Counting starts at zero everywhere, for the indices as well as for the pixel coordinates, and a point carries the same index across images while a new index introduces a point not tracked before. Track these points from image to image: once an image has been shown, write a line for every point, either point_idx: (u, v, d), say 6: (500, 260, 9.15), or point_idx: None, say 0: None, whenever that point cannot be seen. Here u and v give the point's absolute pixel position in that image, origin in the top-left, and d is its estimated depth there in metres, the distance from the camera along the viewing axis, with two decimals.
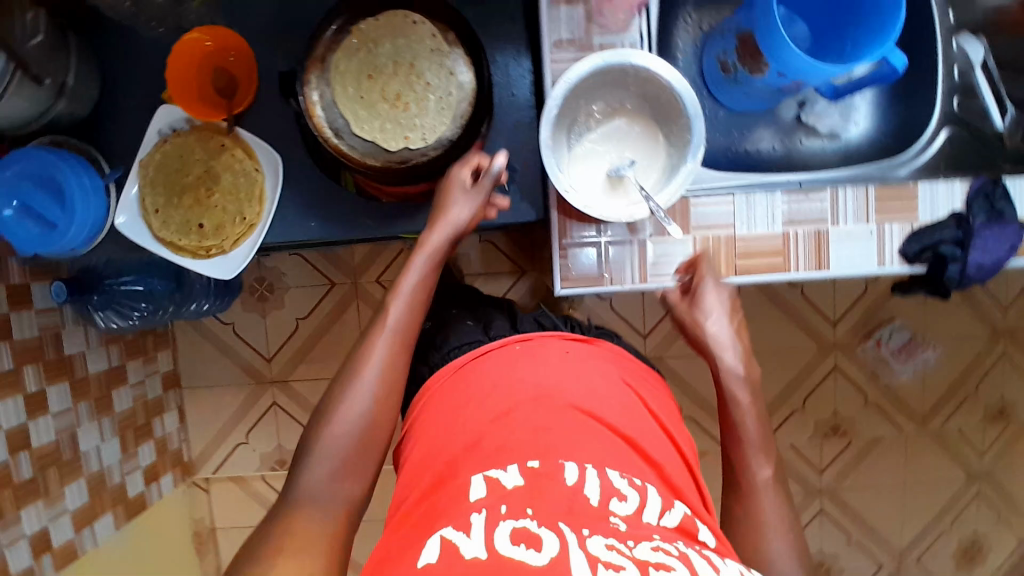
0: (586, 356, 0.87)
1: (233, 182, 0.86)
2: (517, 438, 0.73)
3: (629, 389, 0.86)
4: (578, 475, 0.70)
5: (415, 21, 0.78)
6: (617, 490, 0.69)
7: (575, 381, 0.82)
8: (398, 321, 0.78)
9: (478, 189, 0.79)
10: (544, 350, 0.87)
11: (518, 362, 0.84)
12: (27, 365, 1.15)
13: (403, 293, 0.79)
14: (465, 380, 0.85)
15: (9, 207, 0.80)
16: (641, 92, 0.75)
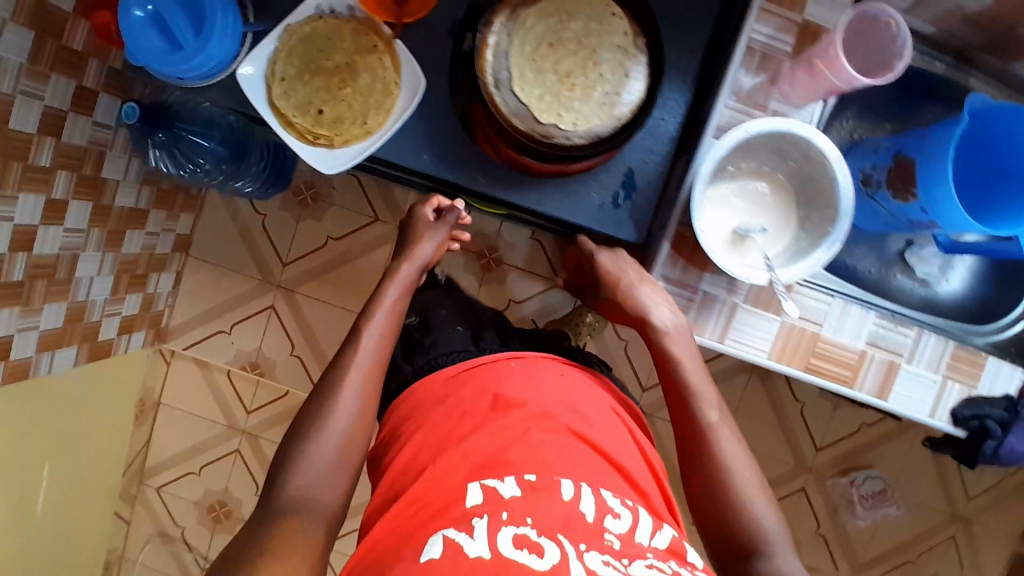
0: (576, 383, 0.90)
1: (369, 86, 0.83)
2: (500, 446, 0.76)
3: (614, 416, 0.89)
4: (573, 492, 0.72)
5: (616, 13, 0.77)
6: (611, 510, 0.72)
7: (570, 406, 0.84)
8: (365, 361, 0.87)
9: (439, 225, 1.02)
10: (531, 368, 0.89)
11: (487, 377, 0.87)
12: (62, 170, 1.08)
13: (374, 329, 0.90)
14: (443, 387, 0.88)
15: (141, 10, 0.75)
16: (797, 167, 0.75)
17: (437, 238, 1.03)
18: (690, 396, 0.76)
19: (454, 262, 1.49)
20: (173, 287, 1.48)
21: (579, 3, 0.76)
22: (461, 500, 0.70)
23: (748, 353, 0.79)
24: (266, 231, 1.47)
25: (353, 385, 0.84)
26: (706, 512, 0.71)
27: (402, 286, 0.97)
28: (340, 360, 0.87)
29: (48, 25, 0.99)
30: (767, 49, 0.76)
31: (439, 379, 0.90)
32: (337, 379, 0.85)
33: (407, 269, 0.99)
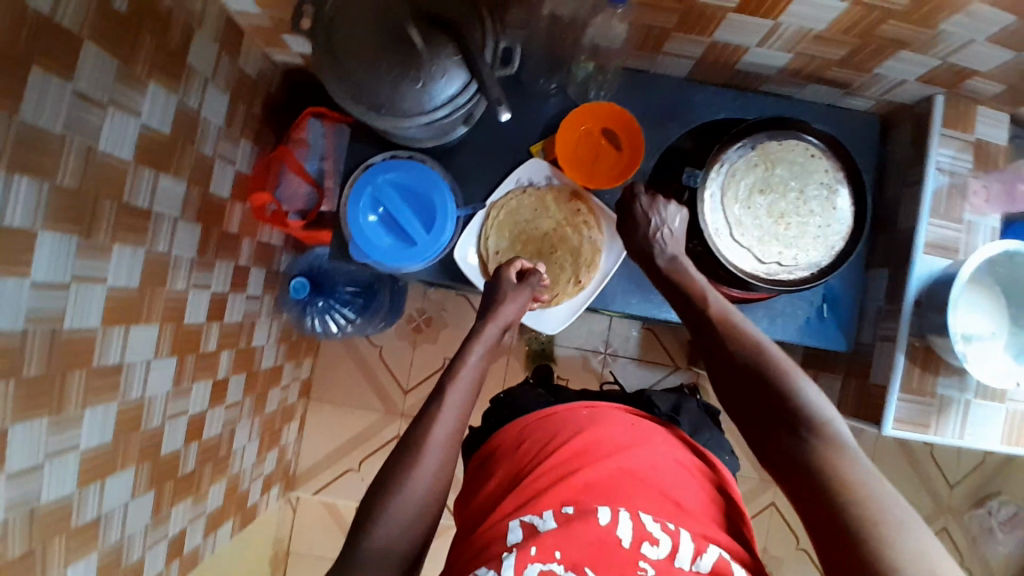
0: (652, 429, 0.73)
1: (577, 246, 0.86)
2: (562, 486, 0.64)
3: (693, 463, 0.70)
4: (610, 517, 0.60)
5: (815, 152, 0.82)
6: (648, 534, 0.59)
7: (638, 449, 0.69)
8: (457, 403, 0.70)
9: (524, 288, 0.81)
10: (607, 415, 0.74)
11: (562, 425, 0.73)
12: (225, 349, 1.07)
13: (461, 381, 0.72)
14: (534, 434, 0.73)
15: (374, 212, 0.79)
16: (1004, 278, 0.81)
17: (523, 299, 0.80)
18: (749, 360, 0.65)
19: (571, 363, 1.50)
20: (297, 433, 1.45)
21: (781, 149, 0.81)
22: (503, 536, 0.61)
23: (980, 445, 0.83)
24: (385, 360, 1.47)
25: (445, 427, 0.67)
26: (817, 498, 0.54)
27: (484, 352, 0.76)
28: (425, 414, 0.69)
29: (217, 216, 0.98)
30: (953, 167, 0.83)
31: (513, 428, 0.76)
32: (430, 416, 0.68)
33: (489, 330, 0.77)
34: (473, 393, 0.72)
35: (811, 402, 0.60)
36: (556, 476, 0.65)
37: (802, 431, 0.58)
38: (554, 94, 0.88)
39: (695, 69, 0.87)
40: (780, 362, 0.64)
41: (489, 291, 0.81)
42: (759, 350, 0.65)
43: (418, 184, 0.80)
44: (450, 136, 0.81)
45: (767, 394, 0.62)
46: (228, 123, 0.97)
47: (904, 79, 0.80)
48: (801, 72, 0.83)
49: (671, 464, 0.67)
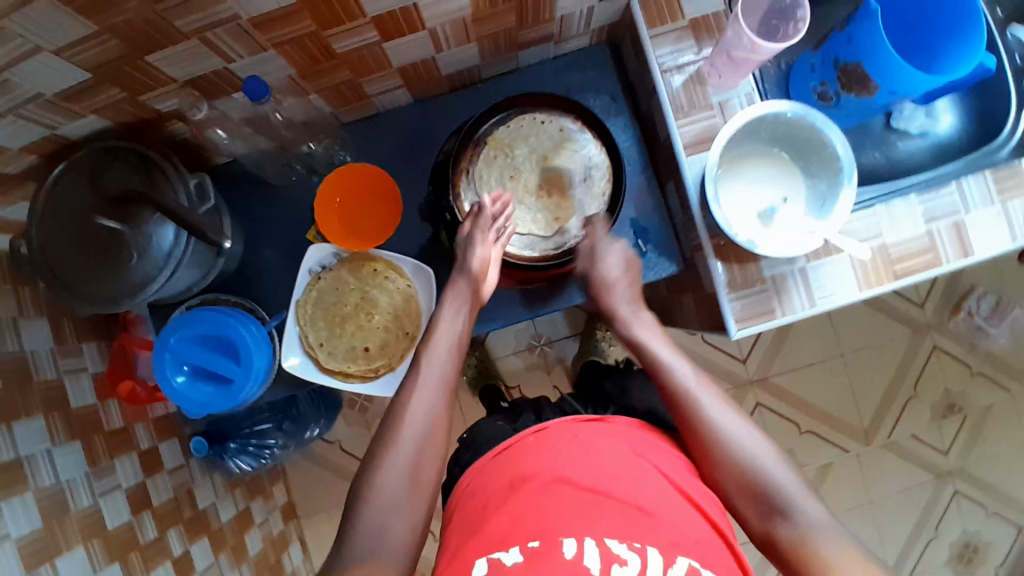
0: (597, 432, 0.71)
1: (391, 302, 0.88)
2: (524, 523, 0.61)
3: (644, 454, 0.69)
4: (576, 548, 0.58)
5: (542, 118, 0.82)
6: (616, 554, 0.58)
7: (591, 459, 0.67)
8: (425, 414, 0.68)
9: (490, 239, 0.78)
10: (555, 436, 0.71)
11: (517, 460, 0.69)
12: (170, 528, 1.10)
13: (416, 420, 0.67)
14: (493, 467, 0.70)
15: (181, 372, 0.81)
16: (774, 135, 0.78)
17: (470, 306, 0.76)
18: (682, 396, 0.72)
19: (513, 370, 1.51)
20: (304, 555, 1.47)
21: (512, 131, 0.82)
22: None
23: (837, 301, 0.81)
24: (346, 451, 1.50)
25: (410, 442, 0.66)
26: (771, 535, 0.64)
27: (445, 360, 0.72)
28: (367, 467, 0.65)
29: (92, 423, 1.02)
30: (677, 62, 0.82)
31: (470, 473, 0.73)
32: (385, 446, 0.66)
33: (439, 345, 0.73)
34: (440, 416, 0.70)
35: (722, 421, 0.70)
36: (518, 507, 0.63)
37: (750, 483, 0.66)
38: (304, 180, 0.90)
39: (413, 92, 0.88)
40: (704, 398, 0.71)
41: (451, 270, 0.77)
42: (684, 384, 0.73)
43: (209, 327, 0.82)
44: (217, 271, 0.83)
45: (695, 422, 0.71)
46: (60, 340, 1.01)
47: (589, 6, 0.80)
48: (499, 49, 0.84)
49: (630, 466, 0.66)
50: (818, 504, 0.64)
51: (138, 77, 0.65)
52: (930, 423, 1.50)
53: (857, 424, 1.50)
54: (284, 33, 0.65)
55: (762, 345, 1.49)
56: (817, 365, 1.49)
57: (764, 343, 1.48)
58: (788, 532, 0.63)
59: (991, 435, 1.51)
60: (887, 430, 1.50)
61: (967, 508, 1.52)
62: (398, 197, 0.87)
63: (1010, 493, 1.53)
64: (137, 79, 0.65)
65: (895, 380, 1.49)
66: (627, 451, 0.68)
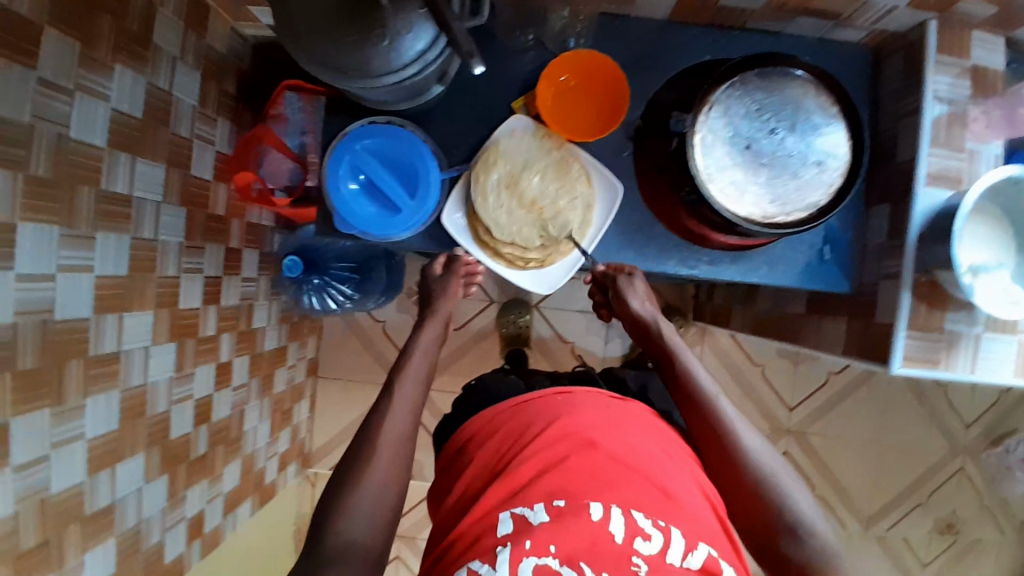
0: (623, 411, 0.78)
1: (569, 204, 0.84)
2: (548, 480, 0.66)
3: (664, 445, 0.75)
4: (602, 513, 0.63)
5: (802, 87, 0.77)
6: (642, 530, 0.62)
7: (621, 431, 0.73)
8: (409, 396, 0.77)
9: (450, 278, 0.88)
10: (578, 399, 0.78)
11: (543, 414, 0.76)
12: (225, 332, 1.07)
13: (411, 373, 0.79)
14: (524, 415, 0.77)
15: (354, 179, 0.78)
16: (1008, 204, 0.79)
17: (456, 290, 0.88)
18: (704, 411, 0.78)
19: (573, 324, 1.50)
20: (309, 412, 1.46)
21: (766, 83, 0.77)
22: (494, 527, 0.64)
23: (994, 377, 0.81)
24: (387, 334, 1.47)
25: (401, 416, 0.74)
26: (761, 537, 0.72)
27: (433, 337, 0.85)
28: (373, 417, 0.75)
29: (200, 199, 0.96)
30: (948, 95, 0.80)
31: (488, 418, 0.81)
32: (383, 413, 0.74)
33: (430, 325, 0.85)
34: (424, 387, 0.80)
35: (742, 431, 0.76)
36: (548, 463, 0.68)
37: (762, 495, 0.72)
38: (531, 48, 0.85)
39: (676, 10, 0.83)
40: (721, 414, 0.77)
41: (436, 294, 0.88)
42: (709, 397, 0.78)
43: (397, 149, 0.79)
44: (427, 96, 0.79)
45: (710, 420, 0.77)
46: (202, 102, 0.95)
47: (896, 5, 0.76)
48: (786, 4, 0.79)
49: (655, 456, 0.71)
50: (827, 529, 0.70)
51: None
52: (928, 534, 1.55)
53: (864, 508, 1.54)
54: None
55: (813, 400, 1.52)
56: (847, 440, 1.53)
57: (817, 398, 1.52)
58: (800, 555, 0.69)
59: (968, 565, 1.56)
60: (885, 524, 1.54)
61: None
62: (620, 117, 0.83)
63: None
64: None
65: (911, 481, 1.54)
66: (652, 434, 0.75)
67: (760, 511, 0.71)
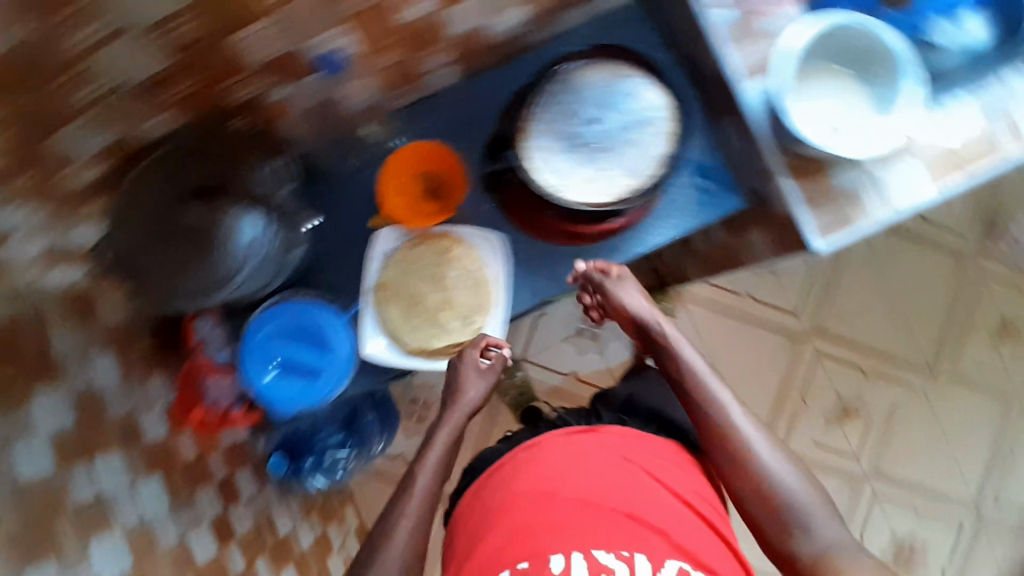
0: (588, 443, 0.80)
1: (465, 279, 0.87)
2: (523, 543, 0.72)
3: (634, 459, 0.79)
4: (565, 564, 0.70)
5: (594, 70, 0.83)
6: (605, 567, 0.69)
7: (580, 467, 0.77)
8: (423, 492, 0.73)
9: (485, 376, 0.82)
10: (547, 449, 0.80)
11: (513, 475, 0.78)
12: (256, 558, 1.08)
13: (430, 469, 0.75)
14: (499, 474, 0.80)
15: (269, 368, 0.81)
16: (830, 49, 0.81)
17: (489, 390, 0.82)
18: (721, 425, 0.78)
19: (565, 356, 1.51)
20: None
21: (565, 86, 0.83)
22: None
23: (917, 204, 0.79)
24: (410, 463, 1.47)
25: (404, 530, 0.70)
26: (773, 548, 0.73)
27: (444, 448, 0.77)
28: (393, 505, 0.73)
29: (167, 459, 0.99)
30: None
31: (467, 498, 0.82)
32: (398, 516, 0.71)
33: (451, 419, 0.80)
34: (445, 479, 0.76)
35: (755, 441, 0.77)
36: (523, 530, 0.72)
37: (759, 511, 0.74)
38: (361, 170, 0.90)
39: (462, 69, 0.88)
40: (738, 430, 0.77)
41: (451, 377, 0.83)
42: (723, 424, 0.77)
43: (294, 322, 0.82)
44: (296, 262, 0.84)
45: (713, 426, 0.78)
46: None
47: None
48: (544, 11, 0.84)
49: (619, 485, 0.76)
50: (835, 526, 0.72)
51: (211, 61, 0.64)
52: (992, 346, 1.50)
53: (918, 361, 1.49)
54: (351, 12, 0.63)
55: (811, 294, 1.48)
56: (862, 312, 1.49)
57: (813, 292, 1.48)
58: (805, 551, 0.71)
59: None
60: (948, 363, 1.50)
61: None
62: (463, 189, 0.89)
63: None
64: (214, 70, 0.65)
65: (947, 310, 1.49)
66: (614, 461, 0.78)
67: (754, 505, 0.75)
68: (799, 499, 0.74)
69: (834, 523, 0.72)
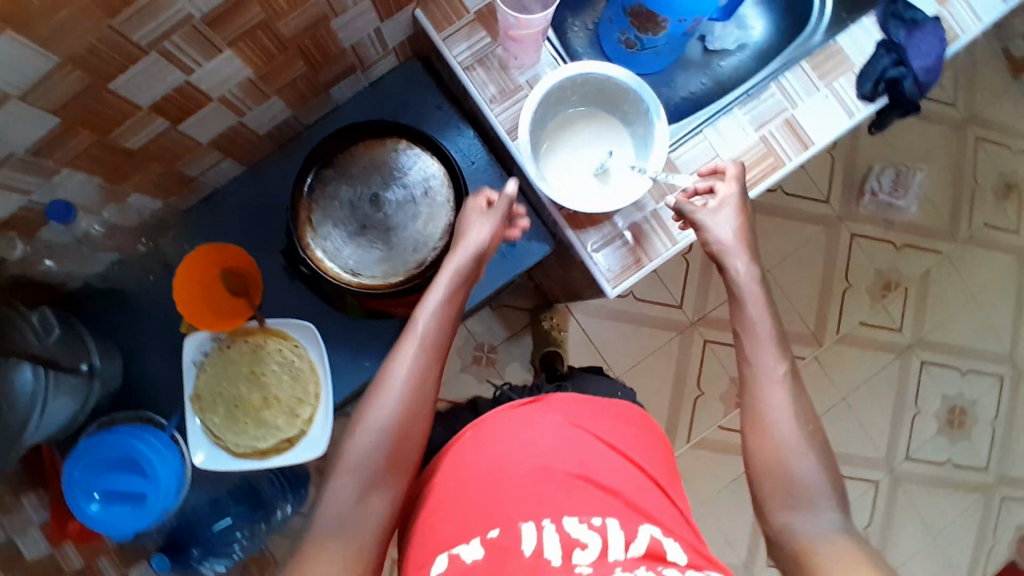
0: (533, 414, 0.72)
1: (284, 373, 0.87)
2: (484, 518, 0.62)
3: (585, 425, 0.71)
4: (535, 535, 0.59)
5: (368, 147, 0.83)
6: (575, 540, 0.58)
7: (525, 439, 0.68)
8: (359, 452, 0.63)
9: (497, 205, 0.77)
10: (490, 427, 0.71)
11: (454, 456, 0.70)
12: None
13: (348, 462, 0.63)
14: (456, 451, 0.71)
15: (92, 500, 0.81)
16: (583, 94, 0.80)
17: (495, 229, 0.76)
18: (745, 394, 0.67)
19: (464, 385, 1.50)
20: None
21: (340, 169, 0.83)
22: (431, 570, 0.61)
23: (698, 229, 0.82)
24: None
25: (341, 489, 0.62)
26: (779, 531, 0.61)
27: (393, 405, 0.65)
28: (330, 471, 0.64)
29: None
30: (476, 54, 0.83)
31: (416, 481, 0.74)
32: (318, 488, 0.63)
33: (378, 400, 0.66)
34: (397, 437, 0.65)
35: (781, 418, 0.64)
36: (499, 493, 0.63)
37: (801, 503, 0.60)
38: (162, 277, 0.88)
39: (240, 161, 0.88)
40: (764, 401, 0.65)
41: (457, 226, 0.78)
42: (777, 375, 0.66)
43: (112, 452, 0.82)
44: (96, 396, 0.83)
45: (754, 405, 0.66)
46: None
47: (375, 29, 0.80)
48: (302, 94, 0.83)
49: (585, 448, 0.68)
50: (832, 515, 0.60)
51: None
52: (872, 306, 1.50)
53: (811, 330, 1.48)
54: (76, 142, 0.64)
55: (691, 284, 1.50)
56: None
57: (693, 281, 1.50)
58: (802, 532, 0.59)
59: (934, 299, 1.52)
60: (834, 328, 1.49)
61: (936, 373, 1.53)
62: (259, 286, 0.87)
63: (968, 346, 1.54)
64: None
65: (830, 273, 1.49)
66: (560, 430, 0.69)
67: (773, 484, 0.62)
68: (805, 475, 0.61)
69: (831, 508, 0.60)
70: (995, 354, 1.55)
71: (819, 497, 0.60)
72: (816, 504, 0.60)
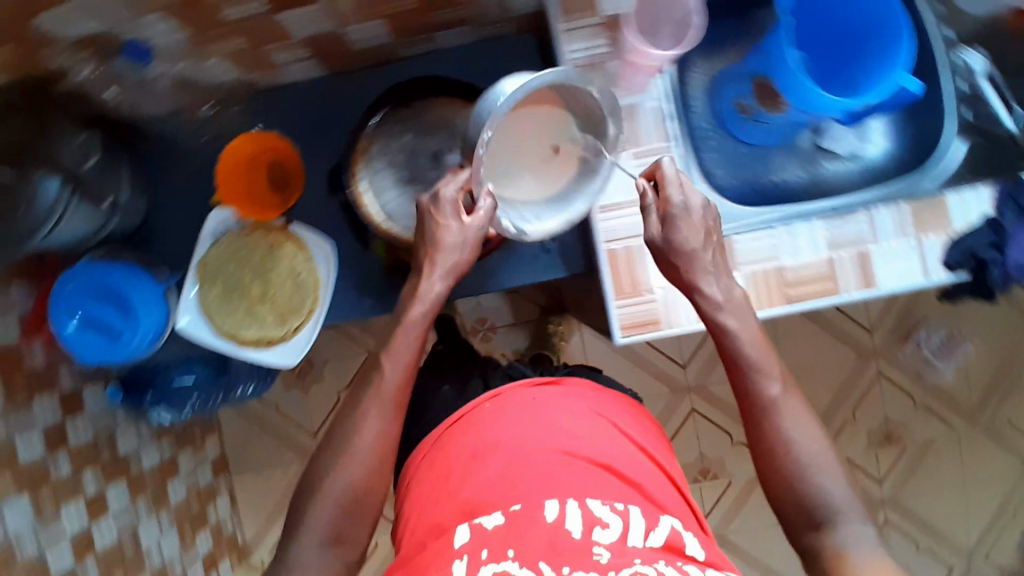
0: (553, 396, 0.75)
1: (291, 277, 0.88)
2: (502, 490, 0.65)
3: (606, 416, 0.75)
4: (557, 512, 0.62)
5: (446, 106, 0.87)
6: (598, 520, 0.62)
7: (544, 419, 0.71)
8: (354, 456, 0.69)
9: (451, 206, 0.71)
10: (509, 402, 0.74)
11: (472, 426, 0.73)
12: None
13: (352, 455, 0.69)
14: (465, 425, 0.73)
15: (72, 319, 0.82)
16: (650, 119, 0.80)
17: (475, 239, 0.72)
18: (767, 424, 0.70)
19: None
20: (233, 509, 1.47)
21: (413, 114, 0.87)
22: (452, 537, 0.63)
23: None
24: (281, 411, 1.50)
25: (339, 480, 0.69)
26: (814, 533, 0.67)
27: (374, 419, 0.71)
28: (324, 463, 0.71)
29: None
30: (590, 56, 0.80)
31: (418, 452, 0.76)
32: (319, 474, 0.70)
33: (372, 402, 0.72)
34: (381, 448, 0.70)
35: (806, 442, 0.69)
36: (509, 466, 0.67)
37: (826, 524, 0.66)
38: None
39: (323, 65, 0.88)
40: (785, 436, 0.69)
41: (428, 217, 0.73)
42: (771, 408, 0.70)
43: (107, 282, 0.84)
44: (110, 228, 0.86)
45: (782, 442, 0.69)
46: None
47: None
48: (407, 28, 0.83)
49: (595, 441, 0.70)
50: (866, 523, 0.66)
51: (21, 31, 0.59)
52: (865, 447, 1.46)
53: None
54: (171, 2, 0.63)
55: (702, 352, 1.47)
56: None
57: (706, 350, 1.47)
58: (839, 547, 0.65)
59: (926, 469, 1.47)
60: None
61: (895, 538, 1.48)
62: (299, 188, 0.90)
63: (938, 527, 1.49)
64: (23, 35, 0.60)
65: (839, 399, 1.45)
66: (577, 417, 0.72)
67: (800, 513, 0.67)
68: (833, 493, 0.67)
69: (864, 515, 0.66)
70: (962, 547, 1.49)
71: (850, 516, 0.66)
72: (853, 519, 0.66)
